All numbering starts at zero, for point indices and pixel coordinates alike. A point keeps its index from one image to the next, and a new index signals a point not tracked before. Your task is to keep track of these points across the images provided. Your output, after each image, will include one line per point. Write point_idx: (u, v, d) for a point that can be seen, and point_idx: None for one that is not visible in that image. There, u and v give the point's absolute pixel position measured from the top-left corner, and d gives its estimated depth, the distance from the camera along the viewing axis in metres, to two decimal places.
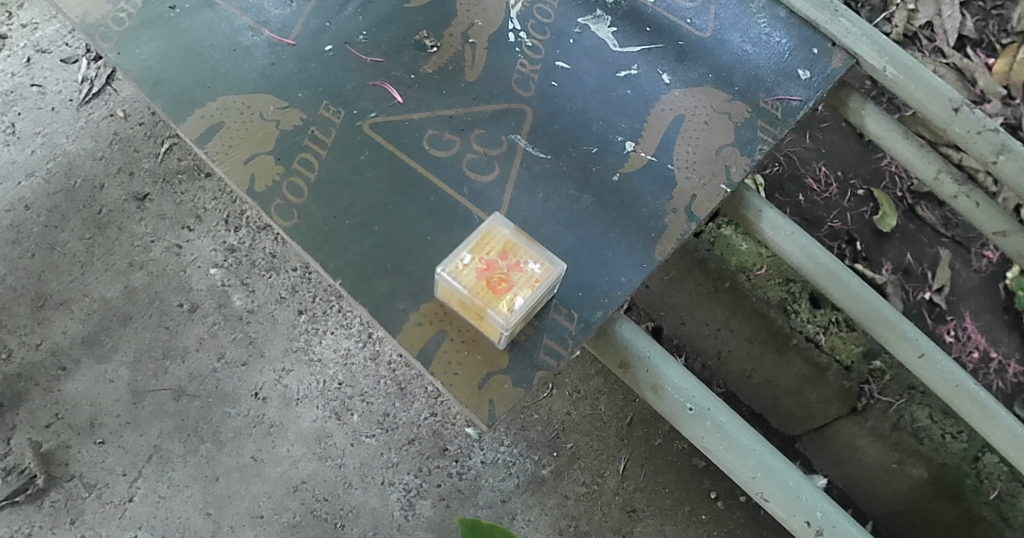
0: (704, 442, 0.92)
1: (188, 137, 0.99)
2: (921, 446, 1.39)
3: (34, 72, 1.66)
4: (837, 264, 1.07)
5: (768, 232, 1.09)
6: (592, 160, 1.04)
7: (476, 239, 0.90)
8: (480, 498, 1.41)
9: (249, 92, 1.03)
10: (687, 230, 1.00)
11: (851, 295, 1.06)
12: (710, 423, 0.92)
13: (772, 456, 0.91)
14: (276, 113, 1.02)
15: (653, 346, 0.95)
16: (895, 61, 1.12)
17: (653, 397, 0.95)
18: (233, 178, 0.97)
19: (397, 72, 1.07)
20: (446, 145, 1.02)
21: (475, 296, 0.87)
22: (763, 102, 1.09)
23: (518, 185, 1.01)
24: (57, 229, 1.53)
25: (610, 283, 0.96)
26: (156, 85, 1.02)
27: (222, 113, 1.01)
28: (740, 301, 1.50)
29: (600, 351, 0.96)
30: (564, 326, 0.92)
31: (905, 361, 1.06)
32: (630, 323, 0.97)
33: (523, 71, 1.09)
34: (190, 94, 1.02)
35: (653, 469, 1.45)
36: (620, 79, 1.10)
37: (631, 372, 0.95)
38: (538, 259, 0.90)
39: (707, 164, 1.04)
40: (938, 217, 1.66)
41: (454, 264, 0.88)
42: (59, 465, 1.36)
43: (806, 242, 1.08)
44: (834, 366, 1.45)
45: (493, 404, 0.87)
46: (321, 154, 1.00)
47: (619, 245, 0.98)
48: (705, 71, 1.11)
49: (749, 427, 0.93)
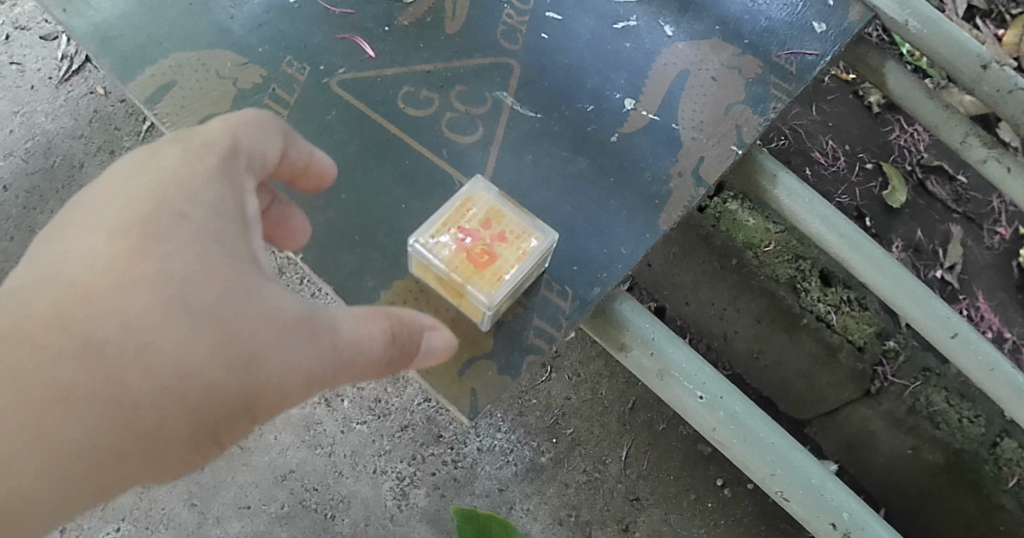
0: (716, 435, 0.85)
1: (137, 98, 0.92)
2: (937, 431, 1.35)
3: (13, 49, 1.58)
4: (859, 235, 0.99)
5: (783, 201, 1.02)
6: (588, 120, 0.96)
7: (454, 207, 0.82)
8: (476, 487, 1.35)
9: (205, 47, 0.95)
10: (694, 196, 0.92)
11: (874, 268, 0.98)
12: (723, 413, 0.85)
13: (793, 450, 0.84)
14: (233, 70, 0.94)
15: (658, 327, 0.87)
16: (916, 13, 1.02)
17: (659, 384, 0.87)
18: None
19: (370, 24, 0.99)
20: (423, 104, 0.94)
21: (454, 272, 0.80)
22: (775, 57, 1.01)
23: (504, 146, 0.93)
24: (36, 210, 1.47)
25: (609, 256, 0.89)
26: (113, 44, 0.95)
27: (175, 71, 0.93)
28: (747, 280, 1.44)
29: (599, 332, 0.89)
30: (556, 305, 0.86)
31: (934, 342, 0.98)
32: (631, 301, 0.89)
33: (510, 22, 1.01)
34: (141, 52, 0.94)
35: (656, 455, 1.38)
36: (617, 32, 1.02)
37: (633, 355, 0.87)
38: (524, 229, 0.82)
39: (716, 123, 0.96)
40: (949, 192, 1.58)
41: (429, 237, 0.81)
42: None
43: (824, 210, 1.01)
44: (847, 346, 1.40)
45: (475, 394, 0.81)
46: (282, 114, 0.92)
47: (618, 213, 0.91)
48: (711, 23, 1.02)
49: (766, 417, 0.86)
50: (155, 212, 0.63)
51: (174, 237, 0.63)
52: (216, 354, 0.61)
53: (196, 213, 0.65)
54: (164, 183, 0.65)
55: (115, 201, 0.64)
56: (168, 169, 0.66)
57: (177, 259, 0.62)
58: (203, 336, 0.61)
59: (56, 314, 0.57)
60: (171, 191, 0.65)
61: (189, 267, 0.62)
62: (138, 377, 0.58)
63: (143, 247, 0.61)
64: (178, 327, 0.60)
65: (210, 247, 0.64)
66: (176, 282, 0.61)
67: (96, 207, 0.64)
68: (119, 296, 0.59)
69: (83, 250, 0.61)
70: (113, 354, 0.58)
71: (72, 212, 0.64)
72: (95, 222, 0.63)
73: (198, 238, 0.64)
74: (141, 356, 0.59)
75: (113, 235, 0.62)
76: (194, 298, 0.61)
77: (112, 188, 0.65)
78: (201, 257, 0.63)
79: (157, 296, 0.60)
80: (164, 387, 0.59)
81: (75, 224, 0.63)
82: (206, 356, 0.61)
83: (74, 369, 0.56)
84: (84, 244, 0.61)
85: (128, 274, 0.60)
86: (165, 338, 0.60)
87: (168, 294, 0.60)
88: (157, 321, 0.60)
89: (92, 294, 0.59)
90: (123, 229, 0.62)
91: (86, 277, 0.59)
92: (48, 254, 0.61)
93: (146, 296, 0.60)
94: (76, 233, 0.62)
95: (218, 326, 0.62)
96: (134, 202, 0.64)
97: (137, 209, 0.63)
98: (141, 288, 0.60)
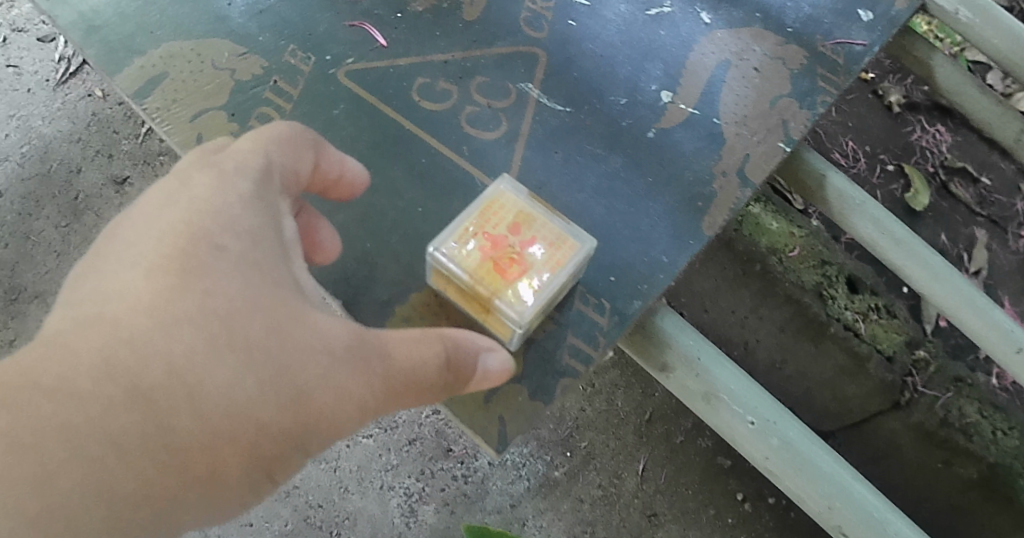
0: (768, 464, 0.80)
1: (125, 91, 0.86)
2: (970, 443, 1.28)
3: (10, 51, 1.52)
4: (916, 242, 0.94)
5: (834, 205, 0.96)
6: (622, 114, 0.90)
7: (479, 210, 0.76)
8: (487, 503, 1.29)
9: (200, 36, 0.89)
10: (741, 198, 0.86)
11: (933, 277, 0.92)
12: (776, 441, 0.79)
13: (851, 481, 0.79)
14: (231, 61, 0.88)
15: (704, 346, 0.82)
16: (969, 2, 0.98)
17: (705, 408, 0.82)
18: (176, 138, 0.84)
19: (381, 11, 0.93)
20: (440, 96, 0.88)
21: (480, 283, 0.73)
22: (820, 47, 0.94)
23: (530, 143, 0.87)
24: (32, 217, 1.42)
25: (650, 265, 0.83)
26: (104, 34, 0.89)
27: (167, 63, 0.88)
28: (771, 286, 1.37)
29: (638, 349, 0.84)
30: (592, 321, 0.80)
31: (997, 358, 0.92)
32: (675, 317, 0.84)
33: (533, 8, 0.95)
34: (130, 42, 0.88)
35: (674, 469, 1.31)
36: (652, 18, 0.96)
37: (677, 377, 0.82)
38: (557, 236, 0.76)
39: (763, 118, 0.90)
40: (973, 194, 1.51)
41: (452, 244, 0.74)
42: None
43: (878, 215, 0.95)
44: (876, 356, 1.33)
45: (503, 423, 0.75)
46: (284, 108, 0.87)
47: (659, 217, 0.85)
48: (750, 10, 0.96)
49: (822, 444, 0.80)
50: (192, 245, 0.58)
51: (215, 269, 0.58)
52: (266, 394, 0.57)
53: (233, 242, 0.60)
54: (199, 210, 0.60)
55: (150, 233, 0.59)
56: (201, 195, 0.61)
57: (221, 294, 0.57)
58: (252, 376, 0.57)
59: (99, 362, 0.52)
60: (207, 218, 0.60)
61: (234, 303, 0.58)
62: (190, 426, 0.54)
63: (185, 282, 0.57)
64: (226, 367, 0.56)
65: (252, 279, 0.59)
66: (220, 320, 0.57)
67: (130, 240, 0.59)
68: (164, 337, 0.54)
69: (119, 287, 0.56)
70: (162, 402, 0.53)
71: (105, 248, 0.59)
72: (129, 256, 0.58)
73: (238, 269, 0.59)
74: (192, 402, 0.54)
75: (152, 271, 0.57)
76: (240, 335, 0.57)
77: (146, 219, 0.60)
78: (245, 290, 0.59)
79: (203, 336, 0.56)
80: (217, 434, 0.55)
81: (109, 260, 0.58)
82: (257, 394, 0.57)
83: (125, 421, 0.51)
84: (121, 282, 0.56)
85: (172, 313, 0.55)
86: (215, 380, 0.55)
87: (214, 333, 0.56)
88: (205, 363, 0.55)
89: (135, 337, 0.53)
90: (161, 264, 0.57)
91: (126, 318, 0.54)
92: (83, 295, 0.56)
93: (191, 336, 0.55)
94: (111, 269, 0.57)
95: (267, 364, 0.58)
96: (171, 233, 0.59)
97: (174, 241, 0.58)
98: (186, 328, 0.55)
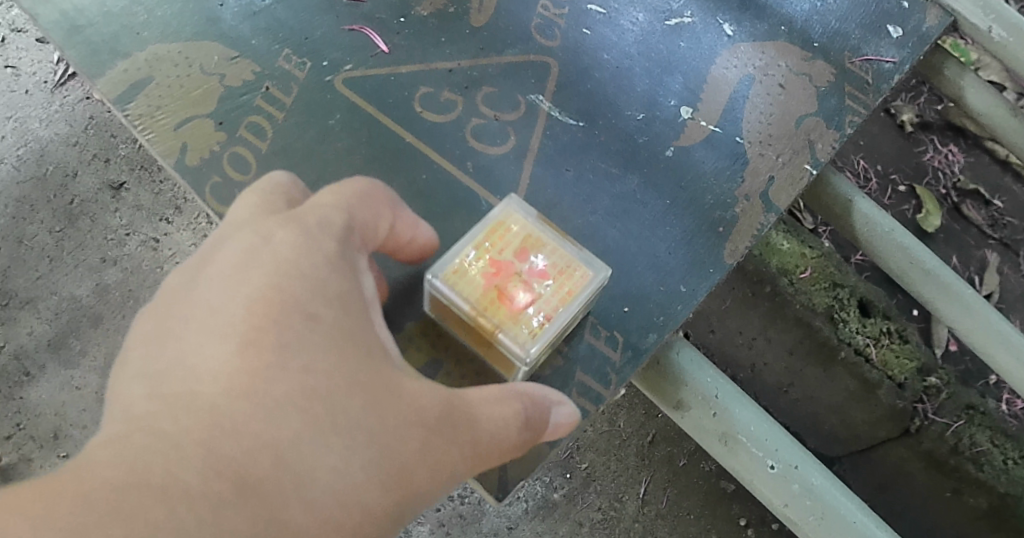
0: (788, 512, 0.75)
1: (107, 96, 0.83)
2: (980, 472, 1.24)
3: (9, 52, 1.48)
4: (950, 276, 0.90)
5: (862, 233, 0.93)
6: (637, 131, 0.86)
7: (484, 231, 0.72)
8: (483, 524, 1.24)
9: (189, 39, 0.86)
10: (765, 222, 0.82)
11: (967, 313, 0.88)
12: (798, 487, 0.75)
13: (876, 530, 0.74)
14: (221, 66, 0.85)
15: (722, 383, 0.78)
16: (1001, 20, 0.94)
17: (721, 449, 0.77)
18: (160, 147, 0.81)
19: (382, 15, 0.89)
20: (443, 106, 0.85)
21: (483, 313, 0.69)
22: (849, 64, 0.91)
23: (538, 159, 0.83)
24: (25, 220, 1.38)
25: (666, 295, 0.79)
26: (87, 35, 0.85)
27: (153, 66, 0.84)
28: (780, 308, 1.32)
29: (652, 387, 0.80)
30: (604, 356, 0.76)
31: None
32: (692, 351, 0.80)
33: (545, 15, 0.91)
34: (116, 43, 0.85)
35: (677, 492, 1.27)
36: (671, 29, 0.92)
37: (692, 415, 0.78)
38: (568, 263, 0.72)
39: (788, 137, 0.86)
40: (985, 216, 1.47)
41: (455, 269, 0.70)
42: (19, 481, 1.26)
43: (908, 245, 0.91)
44: (886, 383, 1.28)
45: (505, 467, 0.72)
46: (276, 117, 0.83)
47: (678, 243, 0.81)
48: (775, 23, 0.92)
49: (846, 490, 0.77)
50: (284, 315, 0.51)
51: (308, 342, 0.52)
52: (371, 476, 0.51)
53: (324, 309, 0.54)
54: (285, 270, 0.53)
55: (234, 297, 0.52)
56: (286, 252, 0.54)
57: (318, 371, 0.51)
58: (358, 458, 0.51)
59: (204, 459, 0.46)
60: (296, 280, 0.53)
61: (332, 379, 0.52)
62: (302, 519, 0.48)
63: (279, 358, 0.50)
64: (330, 450, 0.50)
65: (346, 351, 0.53)
66: (320, 401, 0.50)
67: (211, 305, 0.52)
68: (268, 425, 0.48)
69: (206, 363, 0.49)
70: (272, 495, 0.47)
71: (182, 311, 0.53)
72: (214, 326, 0.51)
73: (332, 340, 0.53)
74: (301, 494, 0.48)
75: (243, 346, 0.50)
76: (338, 413, 0.51)
77: (228, 279, 0.53)
78: (340, 364, 0.52)
79: (306, 419, 0.49)
80: (328, 528, 0.49)
81: (191, 328, 0.51)
82: (360, 476, 0.51)
83: (236, 521, 0.45)
84: (209, 358, 0.49)
85: (269, 394, 0.49)
86: (319, 466, 0.49)
87: (316, 414, 0.50)
88: (311, 448, 0.49)
89: (237, 425, 0.47)
90: (251, 336, 0.50)
91: (225, 403, 0.48)
92: (167, 373, 0.50)
93: (295, 421, 0.49)
94: (196, 340, 0.50)
95: (371, 444, 0.52)
96: (258, 300, 0.52)
97: (263, 308, 0.51)
98: (289, 413, 0.49)
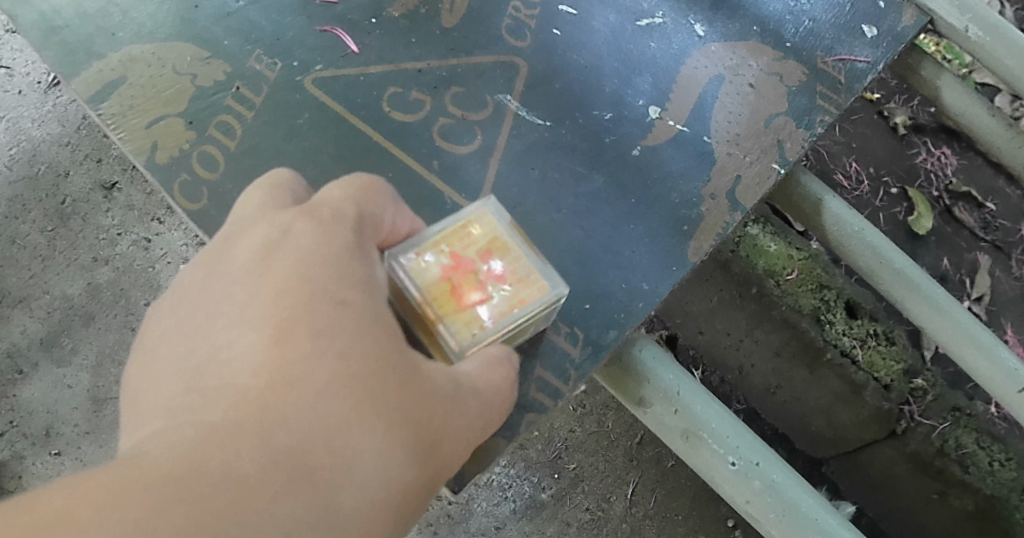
0: (749, 508, 0.76)
1: (81, 96, 0.83)
2: (965, 474, 1.20)
3: (3, 52, 1.48)
4: (916, 275, 0.90)
5: (830, 233, 0.94)
6: (605, 130, 0.87)
7: (453, 227, 0.71)
8: (471, 524, 1.25)
9: (163, 39, 0.86)
10: (729, 222, 0.84)
11: (933, 312, 0.88)
12: (758, 483, 0.75)
13: (838, 525, 0.74)
14: (193, 65, 0.85)
15: (684, 380, 0.79)
16: (977, 18, 0.94)
17: (684, 445, 0.78)
18: (130, 146, 0.82)
19: (355, 16, 0.89)
20: (413, 107, 0.85)
21: (429, 302, 0.68)
22: (821, 63, 0.91)
23: (506, 158, 0.84)
24: (17, 220, 1.38)
25: (629, 292, 0.80)
26: (66, 35, 0.86)
27: (126, 67, 0.85)
28: (767, 309, 1.28)
29: (617, 384, 0.81)
30: (565, 351, 0.77)
31: (999, 397, 0.87)
32: (655, 349, 0.81)
33: (517, 16, 0.91)
34: (91, 44, 0.85)
35: (664, 493, 1.27)
36: (641, 30, 0.92)
37: (655, 412, 0.79)
38: (528, 272, 0.71)
39: (756, 137, 0.87)
40: (977, 219, 1.48)
41: (411, 255, 0.70)
42: (12, 478, 1.26)
43: (875, 245, 0.92)
44: (872, 384, 1.24)
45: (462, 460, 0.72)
46: (245, 116, 0.83)
47: (642, 241, 0.82)
48: (748, 23, 0.93)
49: (810, 486, 0.77)
50: (314, 302, 0.54)
51: (340, 326, 0.54)
52: (412, 455, 0.54)
53: (351, 295, 0.56)
54: (309, 260, 0.56)
55: (264, 289, 0.54)
56: (307, 244, 0.57)
57: (354, 355, 0.53)
58: (401, 437, 0.53)
59: (257, 447, 0.47)
60: (320, 268, 0.56)
61: (368, 361, 0.54)
62: (353, 500, 0.50)
63: (316, 345, 0.52)
64: (375, 432, 0.52)
65: (377, 334, 0.56)
66: (358, 383, 0.52)
67: (239, 299, 0.54)
68: (313, 409, 0.50)
69: (243, 352, 0.51)
70: (324, 478, 0.49)
71: (211, 306, 0.55)
72: (245, 318, 0.53)
73: (362, 324, 0.55)
74: (352, 474, 0.50)
75: (279, 334, 0.52)
76: (377, 396, 0.53)
77: (254, 272, 0.56)
78: (372, 347, 0.55)
79: (350, 402, 0.52)
80: (376, 506, 0.51)
81: (221, 321, 0.54)
82: (402, 455, 0.53)
83: (292, 506, 0.47)
84: (245, 350, 0.51)
85: (310, 380, 0.51)
86: (366, 448, 0.51)
87: (358, 397, 0.52)
88: (357, 431, 0.51)
89: (283, 412, 0.49)
90: (286, 324, 0.52)
91: (270, 391, 0.50)
92: (204, 366, 0.52)
93: (340, 405, 0.51)
94: (229, 332, 0.53)
95: (409, 424, 0.54)
96: (287, 289, 0.54)
97: (291, 297, 0.54)
98: (332, 398, 0.51)
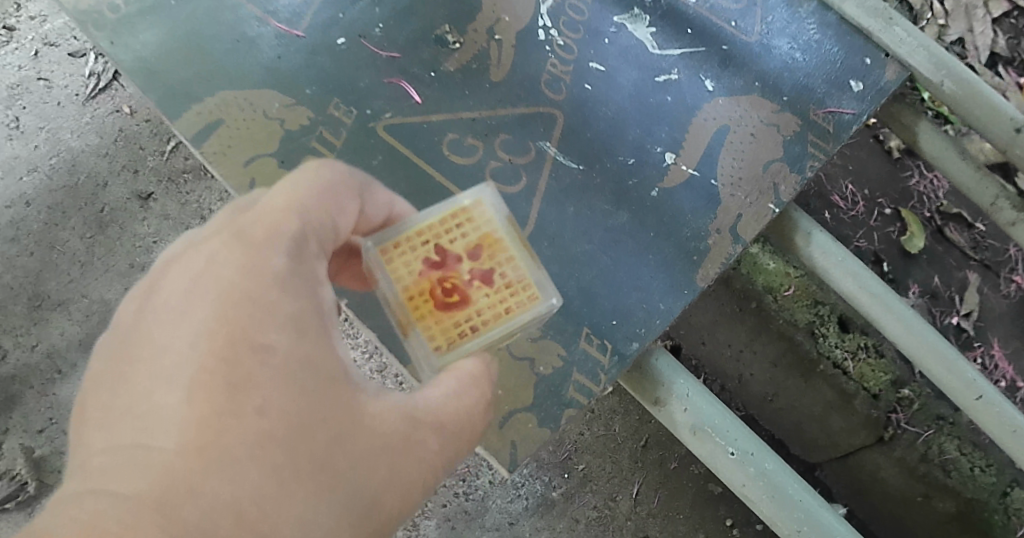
0: (746, 491, 0.86)
1: (185, 135, 0.94)
2: (948, 479, 1.32)
3: (41, 65, 1.54)
4: (891, 295, 1.00)
5: (817, 257, 1.03)
6: (629, 173, 0.97)
7: (440, 219, 0.70)
8: (486, 520, 1.35)
9: (251, 87, 0.97)
10: (731, 253, 0.95)
11: (906, 329, 0.99)
12: (753, 470, 0.86)
13: (820, 508, 0.86)
14: (281, 111, 0.96)
15: (691, 383, 0.90)
16: (953, 74, 1.03)
17: (690, 439, 0.88)
18: (231, 182, 0.93)
19: (416, 69, 1.00)
20: (468, 151, 0.97)
21: (407, 302, 0.68)
22: (813, 115, 1.02)
23: (546, 198, 0.95)
24: (57, 226, 1.46)
25: (647, 311, 0.92)
26: (162, 80, 0.96)
27: (222, 110, 0.95)
28: (765, 322, 1.40)
29: (634, 386, 0.91)
30: (595, 360, 0.89)
31: (960, 405, 0.98)
32: (667, 357, 0.91)
33: (554, 71, 1.02)
34: (188, 88, 0.96)
35: (668, 494, 1.37)
36: (660, 85, 1.02)
37: (666, 411, 0.89)
38: (516, 276, 0.69)
39: (755, 180, 0.98)
40: (967, 239, 1.58)
41: (391, 247, 0.69)
42: (51, 472, 1.35)
43: (858, 270, 1.02)
44: (862, 394, 1.37)
45: (515, 446, 0.87)
46: (329, 156, 0.95)
47: (658, 272, 0.93)
48: (751, 78, 1.03)
49: (796, 475, 0.87)
50: (237, 354, 0.60)
51: (263, 380, 0.60)
52: (335, 512, 0.60)
53: (276, 340, 0.62)
54: (235, 308, 0.62)
55: (186, 340, 0.60)
56: (235, 287, 0.63)
57: (273, 413, 0.60)
58: (323, 501, 0.60)
59: (168, 520, 0.54)
60: (246, 318, 0.62)
61: (288, 420, 0.60)
62: None
63: (236, 408, 0.59)
64: (296, 501, 0.59)
65: (302, 385, 0.62)
66: (273, 443, 0.59)
67: (163, 347, 0.61)
68: (225, 481, 0.57)
69: (165, 411, 0.58)
70: None
71: (137, 354, 0.61)
72: (167, 374, 0.59)
73: (282, 374, 0.61)
74: None
75: (196, 394, 0.58)
76: (296, 457, 0.60)
77: (181, 320, 0.61)
78: (293, 404, 0.61)
79: (265, 469, 0.58)
80: None
81: (145, 373, 0.60)
82: (324, 515, 0.60)
83: None
84: (166, 409, 0.58)
85: (226, 447, 0.58)
86: (284, 518, 0.58)
87: (277, 463, 0.59)
88: (272, 497, 0.58)
89: (194, 485, 0.56)
90: (204, 383, 0.59)
91: (183, 459, 0.56)
92: (126, 418, 0.58)
93: (255, 471, 0.58)
94: (152, 386, 0.59)
95: (331, 484, 0.61)
96: (209, 340, 0.60)
97: (212, 353, 0.60)
98: (246, 466, 0.58)
